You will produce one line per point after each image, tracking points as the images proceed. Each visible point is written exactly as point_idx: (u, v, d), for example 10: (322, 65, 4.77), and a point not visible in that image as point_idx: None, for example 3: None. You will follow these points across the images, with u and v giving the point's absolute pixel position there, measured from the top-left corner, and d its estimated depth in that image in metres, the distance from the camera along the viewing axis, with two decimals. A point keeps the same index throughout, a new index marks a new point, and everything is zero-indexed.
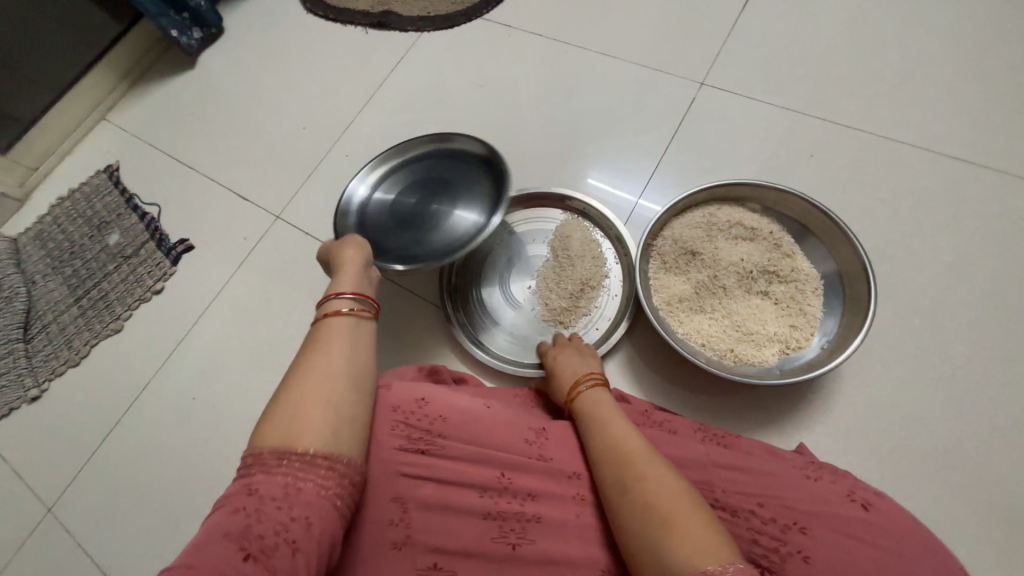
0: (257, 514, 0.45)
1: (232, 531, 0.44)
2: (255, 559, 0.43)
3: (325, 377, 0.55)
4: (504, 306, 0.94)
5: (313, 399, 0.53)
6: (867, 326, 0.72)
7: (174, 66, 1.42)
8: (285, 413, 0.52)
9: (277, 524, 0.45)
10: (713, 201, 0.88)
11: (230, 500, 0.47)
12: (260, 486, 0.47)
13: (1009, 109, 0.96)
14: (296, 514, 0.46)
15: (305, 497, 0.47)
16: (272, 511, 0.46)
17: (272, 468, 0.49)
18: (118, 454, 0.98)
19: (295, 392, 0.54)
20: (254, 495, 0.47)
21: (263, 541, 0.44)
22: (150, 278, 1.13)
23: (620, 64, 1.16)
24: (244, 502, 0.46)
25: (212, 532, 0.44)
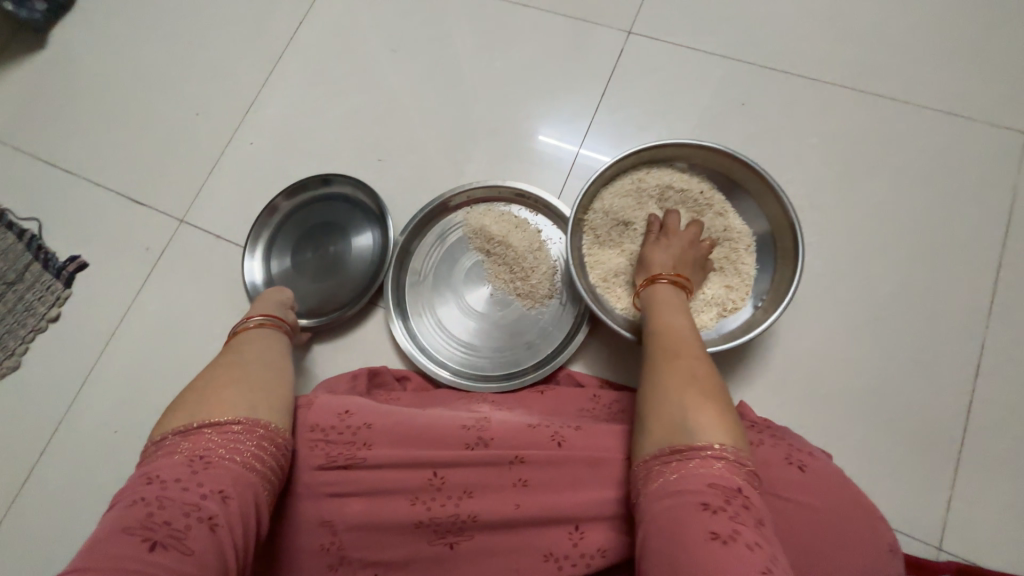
0: (159, 502, 0.44)
1: (129, 524, 0.43)
2: (163, 546, 0.42)
3: (231, 366, 0.59)
4: (455, 320, 0.89)
5: (220, 379, 0.56)
6: (797, 281, 0.71)
7: (29, 50, 1.20)
8: (190, 398, 0.54)
9: (184, 505, 0.44)
10: (642, 166, 0.84)
11: (125, 496, 0.46)
12: (161, 473, 0.47)
13: (930, 41, 0.95)
14: (208, 489, 0.46)
15: (216, 471, 0.47)
16: (177, 492, 0.45)
17: (175, 453, 0.49)
18: (40, 502, 0.90)
19: (201, 379, 0.56)
20: (157, 483, 0.46)
21: (168, 526, 0.43)
22: (43, 304, 1.00)
23: (543, 16, 1.07)
24: (142, 492, 0.45)
25: (104, 534, 0.42)
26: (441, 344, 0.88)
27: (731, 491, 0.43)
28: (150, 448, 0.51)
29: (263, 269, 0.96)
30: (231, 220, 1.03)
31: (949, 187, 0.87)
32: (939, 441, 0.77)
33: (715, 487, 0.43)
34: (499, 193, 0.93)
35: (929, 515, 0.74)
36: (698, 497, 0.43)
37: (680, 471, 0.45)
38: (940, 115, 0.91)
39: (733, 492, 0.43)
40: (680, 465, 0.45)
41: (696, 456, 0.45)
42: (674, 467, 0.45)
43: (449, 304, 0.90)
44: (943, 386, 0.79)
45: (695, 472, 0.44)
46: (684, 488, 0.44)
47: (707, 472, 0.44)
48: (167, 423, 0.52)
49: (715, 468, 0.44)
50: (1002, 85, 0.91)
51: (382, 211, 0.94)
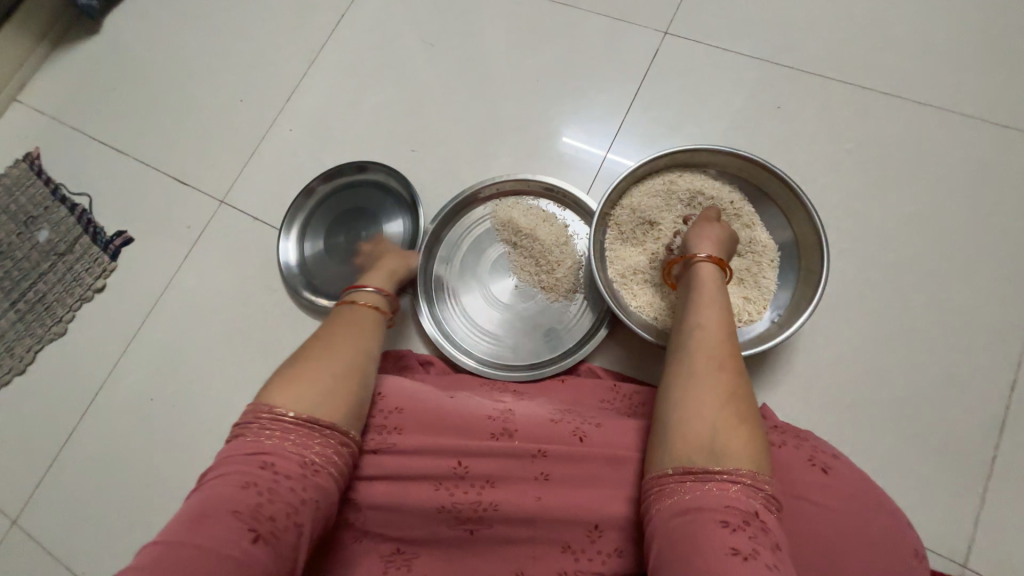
0: (269, 493, 0.47)
1: (239, 508, 0.46)
2: (264, 540, 0.45)
3: (351, 357, 0.61)
4: (480, 309, 0.91)
5: (340, 373, 0.58)
6: (818, 297, 0.71)
7: (87, 35, 1.26)
8: (312, 381, 0.56)
9: (289, 505, 0.48)
10: (674, 168, 0.84)
11: (234, 471, 0.49)
12: (276, 462, 0.50)
13: (977, 49, 0.93)
14: (307, 496, 0.49)
15: (318, 479, 0.51)
16: (285, 490, 0.48)
17: (286, 444, 0.51)
18: (80, 461, 0.95)
19: (325, 362, 0.58)
20: (270, 471, 0.49)
21: (272, 522, 0.46)
22: (90, 275, 1.06)
23: (579, 14, 1.08)
24: (253, 478, 0.48)
25: (213, 509, 0.45)
26: (463, 332, 0.90)
27: (749, 514, 0.44)
28: (260, 416, 0.52)
29: (297, 251, 0.99)
30: (267, 203, 1.07)
31: (991, 200, 0.85)
32: (969, 459, 0.75)
33: (732, 509, 0.44)
34: (530, 187, 0.94)
35: (956, 534, 0.72)
36: (715, 515, 0.43)
37: (697, 490, 0.46)
38: (985, 126, 0.89)
39: (749, 514, 0.44)
40: (696, 485, 0.46)
41: (714, 478, 0.45)
42: (690, 486, 0.46)
43: (475, 293, 0.92)
44: (976, 403, 0.77)
45: (709, 494, 0.45)
46: (701, 507, 0.44)
47: (725, 494, 0.45)
48: (286, 394, 0.54)
49: (733, 491, 0.45)
50: None
51: (413, 198, 0.97)
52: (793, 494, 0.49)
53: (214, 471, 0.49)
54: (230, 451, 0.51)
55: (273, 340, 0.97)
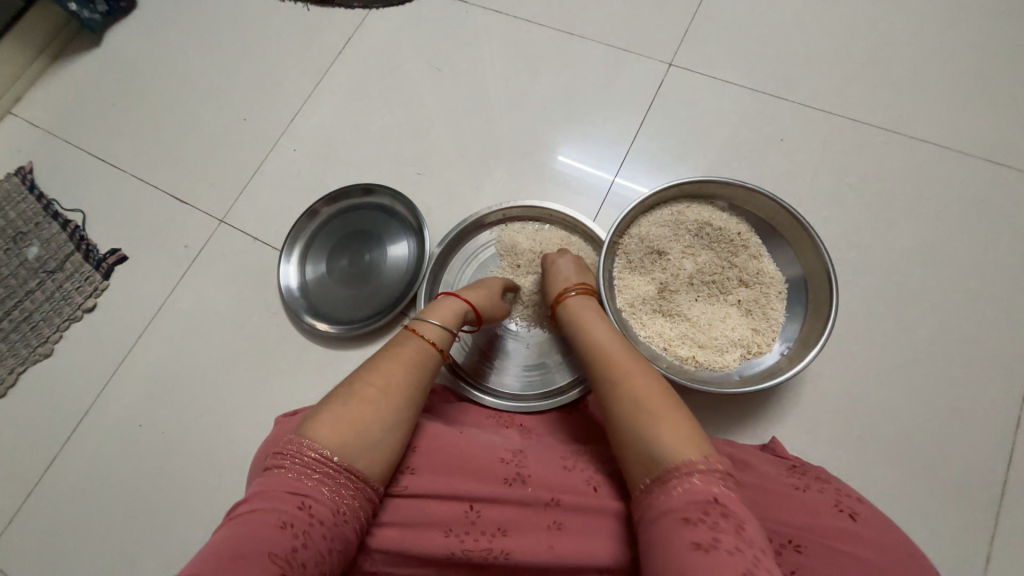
0: (304, 538, 0.49)
1: (275, 551, 0.47)
2: None
3: (407, 406, 0.60)
4: (490, 345, 0.90)
5: (394, 424, 0.58)
6: (829, 332, 0.71)
7: (86, 51, 1.25)
8: (364, 426, 0.56)
9: (319, 551, 0.49)
10: (682, 199, 0.85)
11: (273, 509, 0.50)
12: (313, 504, 0.51)
13: (972, 88, 0.96)
14: (334, 543, 0.51)
15: (346, 526, 0.52)
16: (318, 535, 0.49)
17: (324, 488, 0.52)
18: (60, 490, 0.90)
19: (382, 407, 0.58)
20: (306, 513, 0.50)
21: (303, 569, 0.48)
22: (80, 294, 1.02)
23: (587, 44, 1.10)
24: (290, 518, 0.49)
25: (251, 548, 0.47)
26: (470, 361, 0.89)
27: (709, 502, 0.44)
28: (307, 454, 0.53)
29: (298, 275, 0.98)
30: (269, 223, 1.05)
31: (987, 235, 0.87)
32: (980, 495, 0.74)
33: (693, 503, 0.44)
34: (536, 213, 0.94)
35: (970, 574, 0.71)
36: (677, 514, 0.44)
37: (664, 495, 0.46)
38: (983, 163, 0.91)
39: (709, 503, 0.44)
40: (661, 491, 0.47)
41: (672, 478, 0.47)
42: (654, 491, 0.47)
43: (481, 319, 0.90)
44: (985, 439, 0.77)
45: (673, 495, 0.46)
46: (667, 512, 0.45)
47: (686, 490, 0.45)
48: (335, 435, 0.54)
49: (690, 484, 0.46)
50: None
51: (419, 223, 0.96)
52: (816, 538, 0.49)
53: (253, 503, 0.51)
54: (270, 483, 0.52)
55: (271, 365, 0.95)
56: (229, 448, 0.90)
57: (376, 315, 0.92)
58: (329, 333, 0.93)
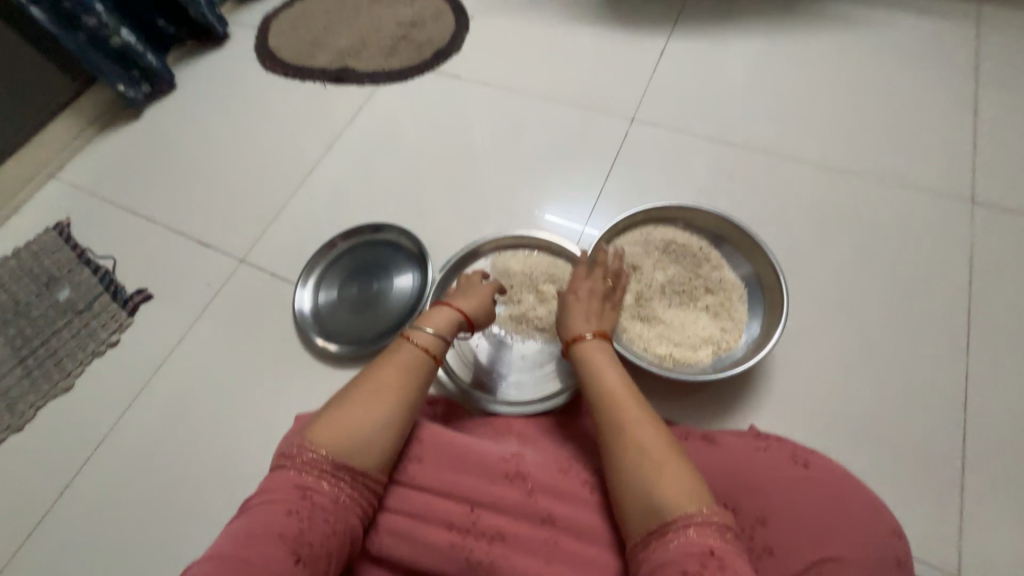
0: (308, 521, 0.54)
1: (285, 532, 0.52)
2: (304, 562, 0.52)
3: (397, 404, 0.64)
4: (486, 357, 0.97)
5: (383, 421, 0.62)
6: (784, 323, 0.82)
7: (127, 124, 1.44)
8: (354, 426, 0.60)
9: (324, 533, 0.54)
10: (648, 222, 0.99)
11: (278, 499, 0.55)
12: (314, 494, 0.56)
13: (881, 129, 1.16)
14: (338, 527, 0.56)
15: (347, 513, 0.57)
16: (321, 520, 0.55)
17: (323, 480, 0.57)
18: (73, 519, 0.93)
19: (370, 407, 0.62)
20: (308, 501, 0.55)
21: (311, 547, 0.53)
22: (105, 330, 1.10)
23: (562, 105, 1.30)
24: (296, 506, 0.54)
25: (264, 530, 0.52)
26: (463, 367, 0.97)
27: (705, 555, 0.48)
28: (303, 453, 0.58)
29: (311, 299, 1.08)
30: (286, 261, 1.17)
31: (914, 244, 1.01)
32: (939, 470, 0.82)
33: (688, 556, 0.48)
34: (525, 241, 1.06)
35: (938, 543, 0.78)
36: (676, 567, 0.48)
37: (661, 548, 0.50)
38: (900, 186, 1.08)
39: (705, 555, 0.48)
40: (661, 544, 0.51)
41: (670, 531, 0.51)
42: (652, 544, 0.51)
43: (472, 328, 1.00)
44: (936, 419, 0.86)
45: (671, 548, 0.50)
46: (664, 563, 0.49)
47: (682, 543, 0.49)
48: (331, 435, 0.59)
49: (687, 538, 0.49)
50: (947, 164, 1.10)
51: (423, 254, 1.08)
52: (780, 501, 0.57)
53: (261, 497, 0.56)
54: (274, 481, 0.57)
55: (284, 388, 1.01)
56: (241, 468, 0.94)
57: (382, 335, 1.01)
58: (338, 352, 1.01)
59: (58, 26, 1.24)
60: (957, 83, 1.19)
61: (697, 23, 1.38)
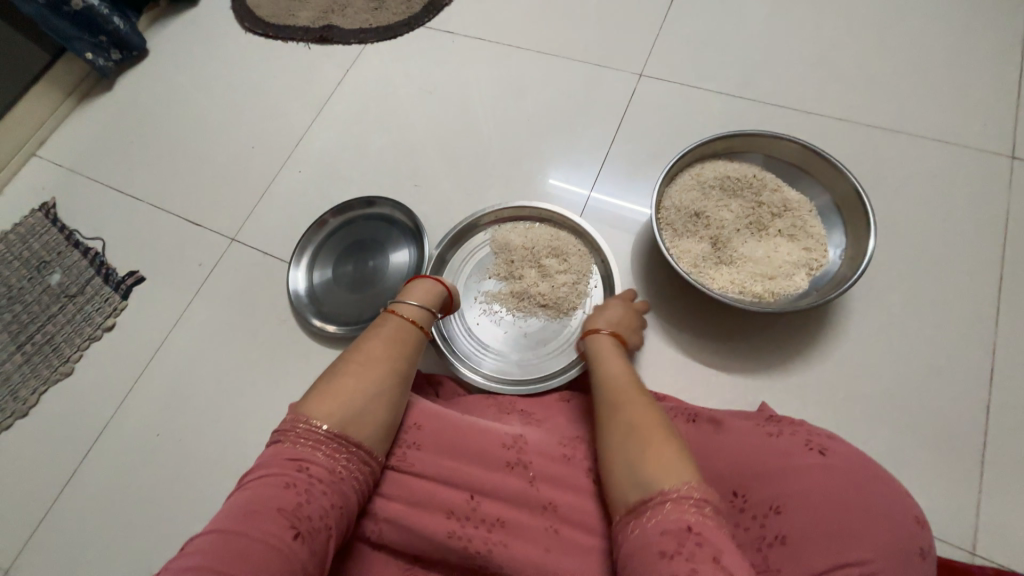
0: (306, 494, 0.51)
1: (283, 507, 0.50)
2: (304, 537, 0.49)
3: (387, 376, 0.63)
4: (491, 337, 0.94)
5: (375, 392, 0.61)
6: (874, 230, 0.78)
7: (104, 96, 1.36)
8: (345, 396, 0.59)
9: (323, 507, 0.52)
10: (694, 163, 0.92)
11: (275, 474, 0.52)
12: (310, 466, 0.53)
13: (916, 77, 1.06)
14: (335, 500, 0.53)
15: (346, 486, 0.55)
16: (320, 493, 0.52)
17: (320, 452, 0.54)
18: (86, 501, 0.95)
19: (358, 378, 0.61)
20: (305, 474, 0.53)
21: (310, 521, 0.50)
22: (100, 314, 1.08)
23: (564, 61, 1.20)
24: (294, 479, 0.52)
25: (261, 505, 0.49)
26: (465, 349, 0.93)
27: (681, 534, 0.46)
28: (298, 425, 0.56)
29: (306, 281, 1.04)
30: (278, 238, 1.12)
31: (947, 205, 0.94)
32: (959, 443, 0.80)
33: (664, 535, 0.46)
34: (525, 213, 1.00)
35: (954, 517, 0.76)
36: (653, 547, 0.46)
37: (638, 527, 0.49)
38: (933, 141, 1.00)
39: (682, 533, 0.46)
40: (640, 520, 0.49)
41: (647, 509, 0.49)
42: (632, 522, 0.50)
43: (474, 307, 0.96)
44: (959, 393, 0.82)
45: (647, 525, 0.48)
46: (642, 544, 0.47)
47: (660, 521, 0.47)
48: (325, 405, 0.57)
49: (664, 514, 0.47)
50: (987, 116, 1.00)
51: (417, 229, 1.03)
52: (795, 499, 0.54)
53: (256, 472, 0.53)
54: (268, 456, 0.54)
55: (283, 369, 1.00)
56: (245, 449, 0.94)
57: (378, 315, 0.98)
58: (336, 333, 0.98)
59: None
60: (1002, 23, 1.08)
61: None
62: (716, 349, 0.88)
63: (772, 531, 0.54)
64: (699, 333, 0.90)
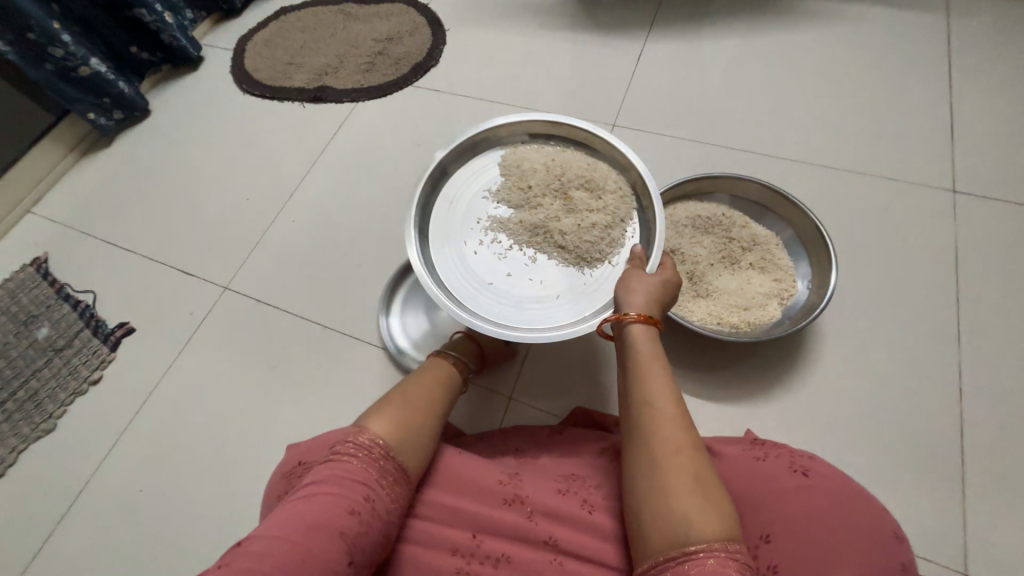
0: (368, 525, 0.52)
1: (346, 532, 0.50)
2: (352, 568, 0.50)
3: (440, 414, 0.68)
4: (490, 272, 0.85)
5: (432, 430, 0.64)
6: (835, 261, 0.84)
7: (103, 154, 1.41)
8: (412, 428, 0.61)
9: (376, 541, 0.52)
10: (666, 205, 0.99)
11: (343, 494, 0.52)
12: (376, 495, 0.54)
13: (862, 122, 1.17)
14: (386, 536, 0.54)
15: (397, 522, 0.56)
16: (379, 526, 0.53)
17: (387, 482, 0.55)
18: (60, 567, 0.90)
19: (422, 413, 0.64)
20: (371, 503, 0.53)
21: (362, 553, 0.51)
22: (87, 367, 1.07)
23: (543, 114, 1.30)
24: (357, 511, 0.51)
25: (325, 524, 0.49)
26: (454, 269, 0.85)
27: None
28: (374, 447, 0.57)
29: (401, 326, 1.05)
30: (271, 285, 1.14)
31: (901, 236, 1.02)
32: (938, 462, 0.82)
33: None
34: (561, 131, 0.94)
35: (942, 538, 0.77)
36: None
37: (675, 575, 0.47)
38: (883, 178, 1.09)
39: None
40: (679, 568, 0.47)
41: (692, 559, 0.47)
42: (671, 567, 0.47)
43: (476, 232, 0.88)
44: (933, 412, 0.86)
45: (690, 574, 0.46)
46: None
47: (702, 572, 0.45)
48: (394, 435, 0.59)
49: (708, 567, 0.45)
50: (927, 155, 1.11)
51: None
52: (783, 527, 0.55)
53: (323, 485, 0.52)
54: (335, 471, 0.54)
55: (274, 415, 0.99)
56: (233, 501, 0.92)
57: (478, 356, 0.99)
58: None
59: (20, 57, 1.22)
60: (930, 74, 1.21)
61: (673, 27, 1.38)
62: (700, 379, 0.91)
63: (765, 563, 0.54)
64: (684, 364, 0.93)
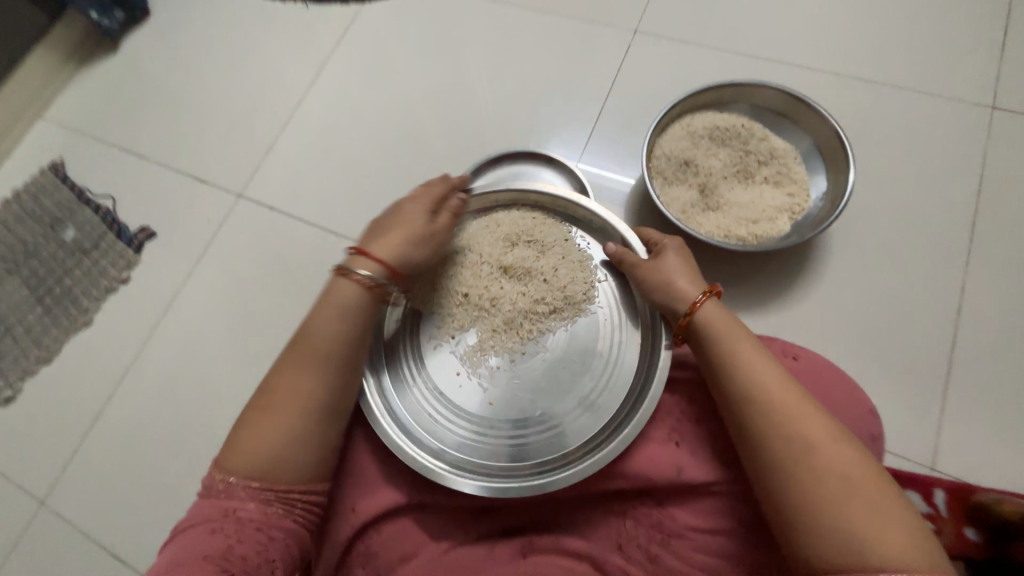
0: (235, 536, 0.53)
1: (210, 553, 0.50)
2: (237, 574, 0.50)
3: (301, 407, 0.60)
4: (496, 395, 0.75)
5: (283, 435, 0.59)
6: (853, 172, 0.82)
7: (105, 57, 1.37)
8: (256, 444, 0.58)
9: (257, 543, 0.53)
10: (685, 115, 0.95)
11: (201, 525, 0.53)
12: (237, 510, 0.55)
13: (906, 30, 1.08)
14: (270, 534, 0.55)
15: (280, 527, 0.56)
16: (251, 533, 0.54)
17: (249, 499, 0.56)
18: (112, 440, 1.01)
19: (269, 422, 0.59)
20: (231, 516, 0.54)
21: (244, 560, 0.51)
22: (115, 268, 1.12)
23: (560, 18, 1.21)
24: (219, 524, 0.53)
25: (186, 556, 0.50)
26: (465, 431, 0.74)
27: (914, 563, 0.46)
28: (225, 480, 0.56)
29: None
30: (283, 194, 1.16)
31: (927, 153, 0.98)
32: (922, 371, 0.86)
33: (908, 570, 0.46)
34: None
35: (914, 438, 0.83)
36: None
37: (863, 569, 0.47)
38: (918, 93, 1.03)
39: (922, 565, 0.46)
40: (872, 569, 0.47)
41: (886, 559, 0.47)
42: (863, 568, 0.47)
43: (447, 369, 0.77)
44: (927, 327, 0.88)
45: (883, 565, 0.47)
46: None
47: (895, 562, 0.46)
48: (242, 459, 0.57)
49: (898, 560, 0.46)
50: (970, 67, 1.03)
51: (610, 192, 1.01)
52: None
53: (191, 520, 0.54)
54: (197, 507, 0.55)
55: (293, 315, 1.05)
56: None
57: None
58: None
59: None
60: None
61: None
62: None
63: None
64: None
